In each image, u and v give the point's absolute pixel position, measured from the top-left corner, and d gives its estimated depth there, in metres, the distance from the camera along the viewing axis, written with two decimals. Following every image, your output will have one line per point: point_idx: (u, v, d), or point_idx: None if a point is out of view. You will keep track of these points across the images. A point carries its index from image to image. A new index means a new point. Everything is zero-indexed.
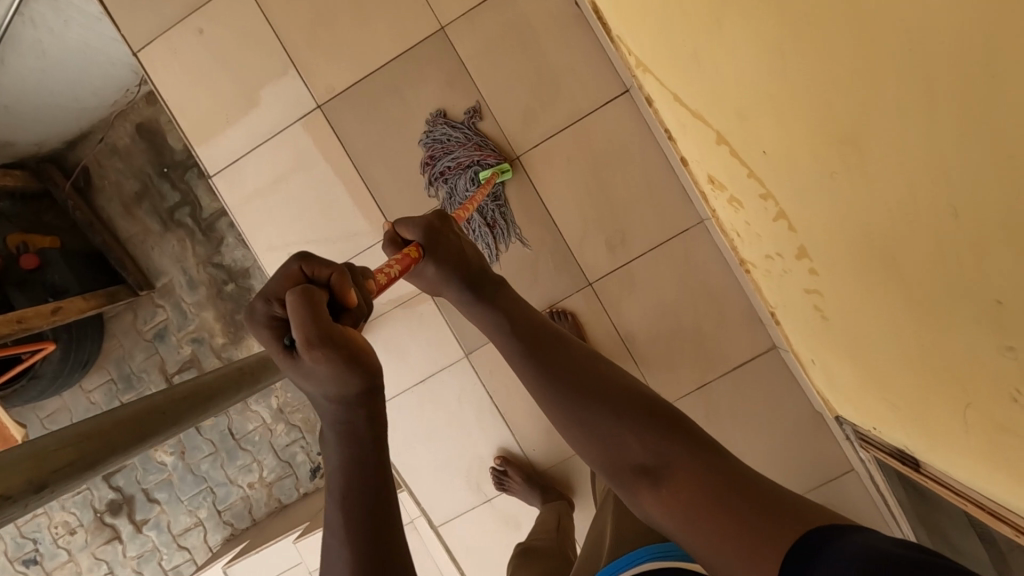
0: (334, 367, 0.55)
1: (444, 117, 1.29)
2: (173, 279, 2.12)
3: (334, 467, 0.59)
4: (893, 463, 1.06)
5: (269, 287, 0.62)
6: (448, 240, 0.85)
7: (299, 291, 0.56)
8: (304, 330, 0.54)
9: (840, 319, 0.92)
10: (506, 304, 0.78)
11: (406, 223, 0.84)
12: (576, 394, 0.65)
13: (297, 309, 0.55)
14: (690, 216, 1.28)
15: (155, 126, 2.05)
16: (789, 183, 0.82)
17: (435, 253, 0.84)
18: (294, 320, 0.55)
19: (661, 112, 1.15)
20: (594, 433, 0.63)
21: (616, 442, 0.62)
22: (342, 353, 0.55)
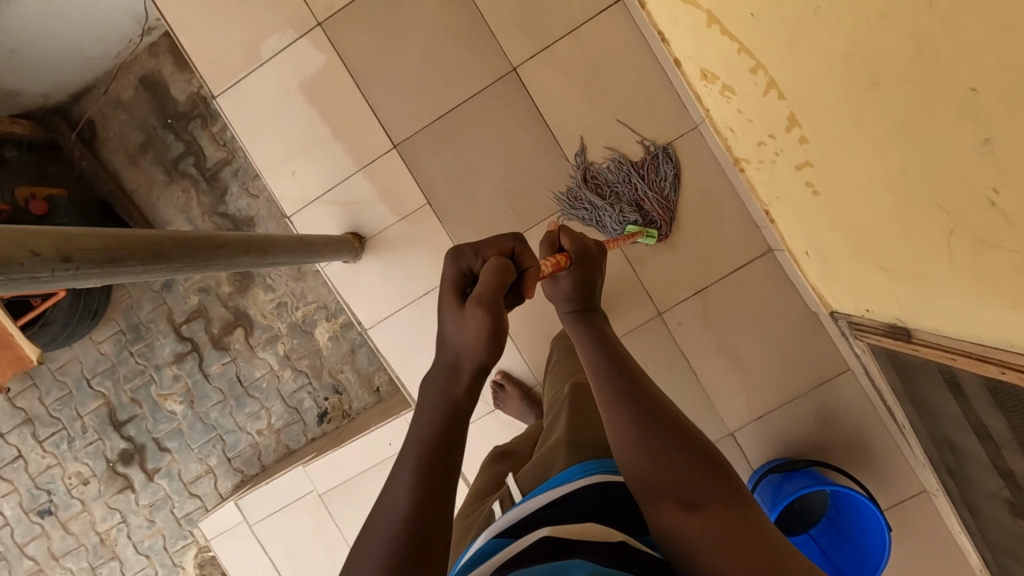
0: (479, 329, 0.66)
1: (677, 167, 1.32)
2: (179, 229, 2.15)
3: (430, 403, 0.66)
4: (886, 342, 1.08)
5: (482, 245, 0.75)
6: (595, 272, 0.93)
7: (499, 266, 0.70)
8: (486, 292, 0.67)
9: (831, 186, 0.94)
10: (603, 336, 0.86)
11: (571, 233, 0.93)
12: (646, 420, 0.73)
13: (491, 276, 0.69)
14: (684, 122, 1.31)
15: (158, 78, 2.09)
16: (775, 40, 0.85)
17: (580, 270, 0.91)
18: (483, 279, 0.68)
19: (653, 11, 1.18)
20: (650, 453, 0.70)
21: (666, 466, 0.68)
22: (494, 324, 0.66)
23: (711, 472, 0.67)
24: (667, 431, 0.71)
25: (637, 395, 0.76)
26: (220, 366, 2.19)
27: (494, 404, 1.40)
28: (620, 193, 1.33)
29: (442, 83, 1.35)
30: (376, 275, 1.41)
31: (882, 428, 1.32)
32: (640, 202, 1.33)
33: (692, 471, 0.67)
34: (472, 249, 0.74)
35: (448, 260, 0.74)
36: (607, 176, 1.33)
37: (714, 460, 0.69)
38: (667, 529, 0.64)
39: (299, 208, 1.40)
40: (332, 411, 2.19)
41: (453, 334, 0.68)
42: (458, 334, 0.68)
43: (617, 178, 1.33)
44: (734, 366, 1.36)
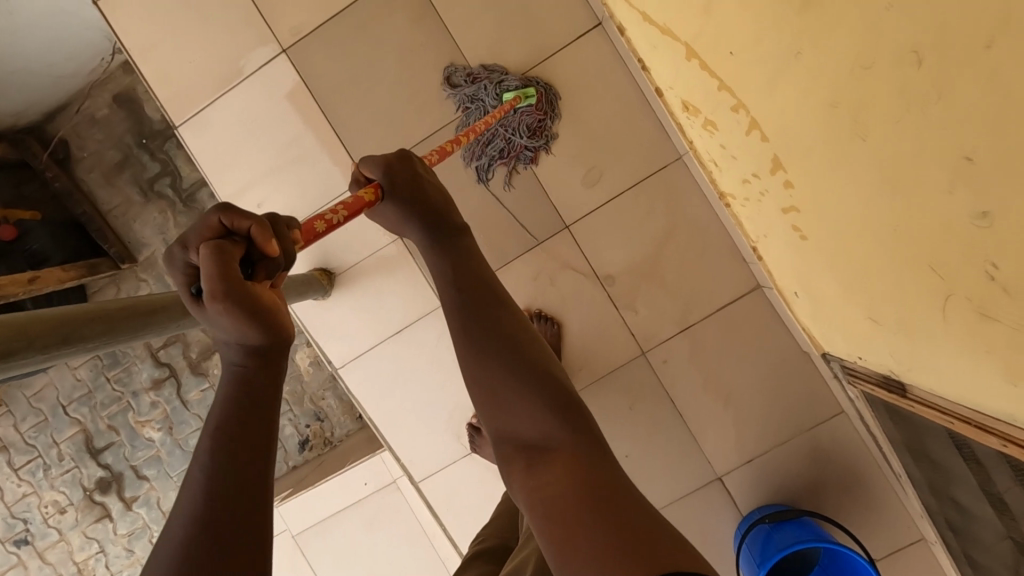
0: (233, 321, 0.53)
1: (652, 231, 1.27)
2: (155, 251, 2.09)
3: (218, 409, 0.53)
4: (880, 393, 1.02)
5: (188, 233, 0.58)
6: (413, 183, 0.77)
7: (211, 248, 0.54)
8: (211, 281, 0.52)
9: (819, 233, 0.88)
10: (459, 252, 0.73)
11: (364, 160, 0.78)
12: (494, 364, 0.62)
13: (207, 263, 0.53)
14: (668, 152, 1.24)
15: (132, 96, 2.03)
16: (757, 80, 0.78)
17: (393, 189, 0.76)
18: (203, 273, 0.53)
19: (633, 38, 1.11)
20: (501, 403, 0.60)
21: (518, 418, 0.59)
22: (250, 310, 0.53)
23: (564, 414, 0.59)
24: (519, 371, 0.60)
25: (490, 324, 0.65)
26: (199, 392, 2.14)
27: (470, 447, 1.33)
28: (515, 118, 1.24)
29: (415, 110, 1.28)
30: (348, 312, 1.35)
31: (878, 474, 1.25)
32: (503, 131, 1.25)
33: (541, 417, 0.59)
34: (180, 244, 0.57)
35: (166, 271, 0.58)
36: (539, 113, 1.23)
37: (572, 401, 0.60)
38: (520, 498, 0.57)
39: None
40: (313, 439, 2.10)
41: (220, 341, 0.55)
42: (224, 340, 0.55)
43: (536, 121, 1.23)
44: (723, 406, 1.29)
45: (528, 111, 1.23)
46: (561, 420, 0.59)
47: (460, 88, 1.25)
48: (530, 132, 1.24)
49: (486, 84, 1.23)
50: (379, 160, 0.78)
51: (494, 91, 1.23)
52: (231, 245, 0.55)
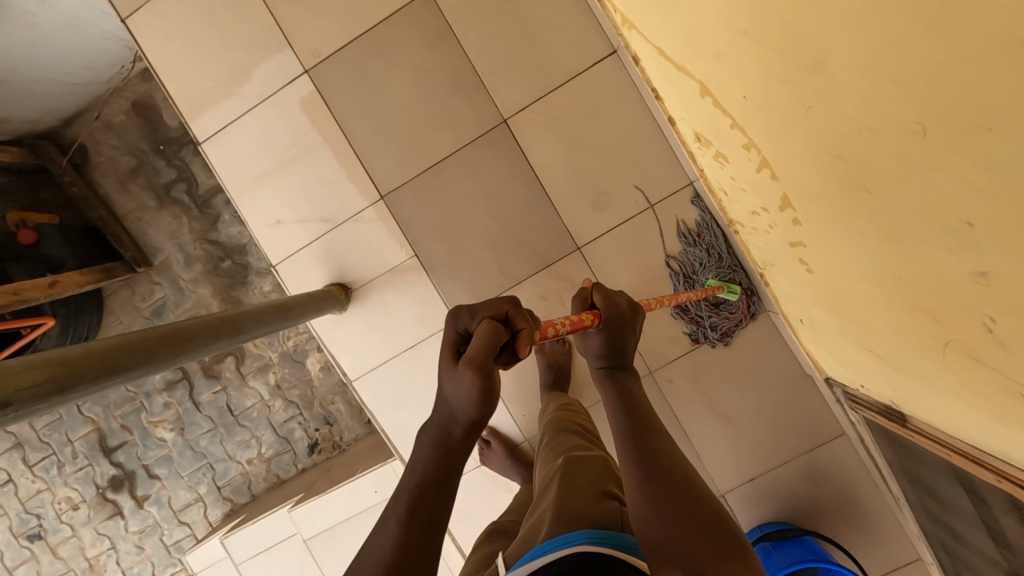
0: (470, 390, 0.67)
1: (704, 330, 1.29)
2: (170, 255, 2.13)
3: (424, 457, 0.73)
4: (881, 421, 1.05)
5: (478, 305, 0.74)
6: (622, 332, 0.96)
7: (491, 326, 0.69)
8: (475, 349, 0.67)
9: (824, 269, 0.91)
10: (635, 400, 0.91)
11: (601, 295, 0.98)
12: (660, 482, 0.73)
13: (482, 336, 0.68)
14: (679, 177, 1.27)
15: (150, 103, 2.06)
16: (769, 125, 0.81)
17: (607, 329, 0.95)
18: (475, 340, 0.68)
19: (647, 69, 1.14)
20: (663, 517, 0.68)
21: (678, 529, 0.67)
22: (484, 390, 0.66)
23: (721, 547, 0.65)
24: (683, 498, 0.71)
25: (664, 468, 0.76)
26: (210, 394, 2.18)
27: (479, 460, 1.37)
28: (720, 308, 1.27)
29: (432, 133, 1.31)
30: (362, 326, 1.38)
31: (877, 496, 1.28)
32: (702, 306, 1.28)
33: (702, 544, 0.65)
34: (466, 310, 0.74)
35: (447, 321, 0.74)
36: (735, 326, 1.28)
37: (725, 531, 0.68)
38: None
39: (285, 257, 1.37)
40: (322, 443, 2.17)
41: (451, 394, 0.69)
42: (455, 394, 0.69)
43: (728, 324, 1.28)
44: (725, 424, 1.32)
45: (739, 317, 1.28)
46: (720, 555, 0.64)
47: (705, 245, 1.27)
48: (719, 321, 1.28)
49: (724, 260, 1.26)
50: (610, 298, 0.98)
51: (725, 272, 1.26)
52: (502, 331, 0.70)
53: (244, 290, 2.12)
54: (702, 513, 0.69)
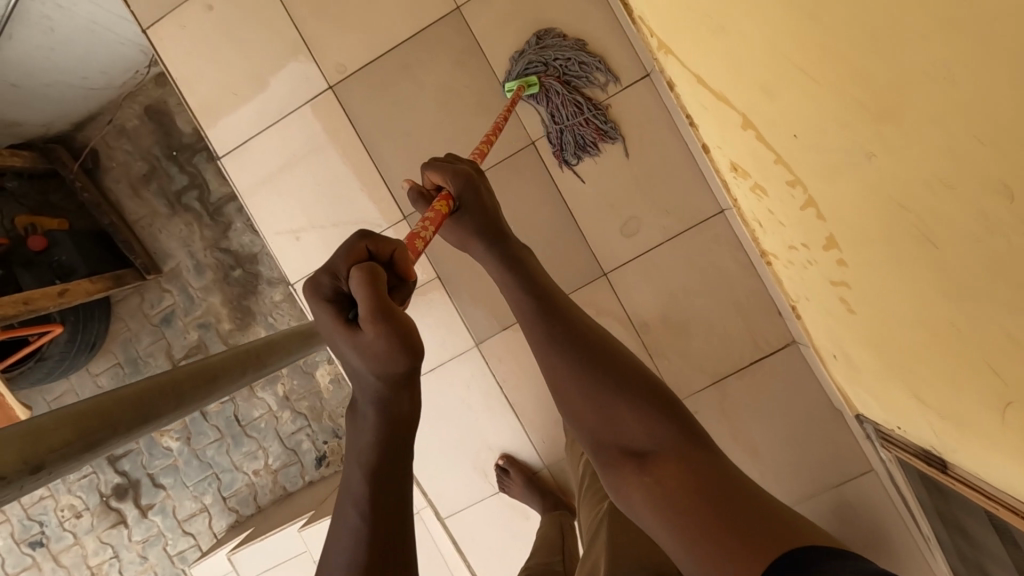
0: (389, 345, 0.55)
1: (573, 147, 1.26)
2: (181, 263, 2.10)
3: (368, 441, 0.61)
4: (918, 464, 1.02)
5: (332, 260, 0.61)
6: (482, 200, 0.92)
7: (363, 272, 0.56)
8: (365, 306, 0.54)
9: (868, 311, 0.88)
10: (521, 265, 0.87)
11: (440, 172, 0.92)
12: (587, 371, 0.72)
13: (360, 289, 0.56)
14: (710, 204, 1.25)
15: (163, 108, 2.03)
16: (821, 165, 0.78)
17: (467, 205, 0.92)
18: (358, 296, 0.56)
19: (683, 96, 1.12)
20: (611, 419, 0.70)
21: (620, 426, 0.70)
22: (404, 338, 0.55)
23: (674, 424, 0.69)
24: (616, 384, 0.71)
25: (585, 341, 0.75)
26: (218, 404, 2.15)
27: (499, 488, 1.35)
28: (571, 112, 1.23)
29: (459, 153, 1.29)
30: None
31: (907, 536, 1.25)
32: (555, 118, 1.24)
33: (653, 426, 0.68)
34: (318, 280, 0.60)
35: (308, 300, 0.60)
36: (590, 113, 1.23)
37: (671, 406, 0.70)
38: (634, 491, 0.67)
39: (304, 275, 1.35)
40: (330, 455, 2.12)
41: (369, 367, 0.57)
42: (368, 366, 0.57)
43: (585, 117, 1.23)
44: (752, 457, 1.29)
45: (599, 122, 1.24)
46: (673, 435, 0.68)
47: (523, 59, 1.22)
48: (584, 140, 1.25)
49: (536, 62, 1.22)
50: (455, 174, 0.92)
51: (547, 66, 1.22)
52: (378, 268, 0.58)
53: (254, 299, 2.09)
54: (638, 386, 0.71)
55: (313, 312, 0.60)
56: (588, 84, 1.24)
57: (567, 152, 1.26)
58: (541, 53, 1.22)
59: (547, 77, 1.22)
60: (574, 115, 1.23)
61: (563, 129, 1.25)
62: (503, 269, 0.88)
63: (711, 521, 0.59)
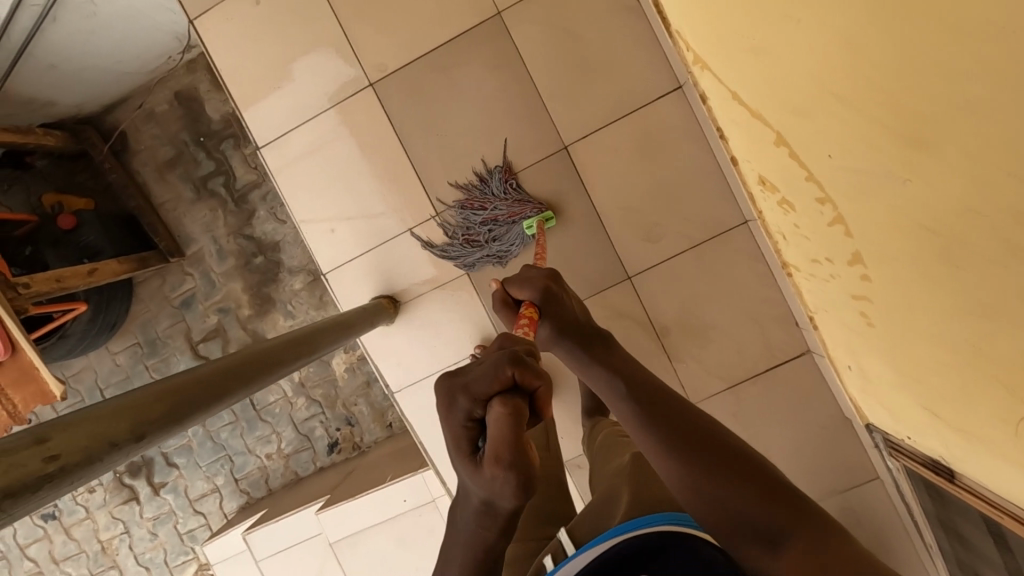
0: (511, 492, 0.49)
1: (499, 180, 1.32)
2: (203, 248, 2.14)
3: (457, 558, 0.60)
4: (926, 473, 1.07)
5: (471, 377, 0.53)
6: (563, 308, 0.95)
7: (507, 411, 0.50)
8: (499, 445, 0.49)
9: (888, 325, 0.92)
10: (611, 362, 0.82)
11: (518, 282, 1.00)
12: (691, 459, 0.65)
13: (500, 423, 0.50)
14: (734, 215, 1.29)
15: (193, 95, 2.07)
16: (853, 185, 0.82)
17: (551, 312, 0.94)
18: (492, 433, 0.50)
19: (715, 109, 1.16)
20: (726, 505, 0.62)
21: (734, 508, 0.61)
22: (526, 489, 0.49)
23: (794, 503, 0.60)
24: (722, 468, 0.64)
25: (671, 415, 0.71)
26: None
27: None
28: (495, 209, 1.32)
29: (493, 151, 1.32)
30: (410, 341, 1.41)
31: (908, 543, 1.29)
32: (512, 203, 1.31)
33: (753, 499, 0.61)
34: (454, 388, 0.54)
35: (442, 414, 0.55)
36: (471, 207, 1.33)
37: (781, 485, 0.62)
38: None
39: (335, 266, 1.39)
40: (342, 443, 2.16)
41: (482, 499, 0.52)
42: (483, 496, 0.52)
43: (480, 207, 1.33)
44: None
45: (464, 206, 1.34)
46: (778, 508, 0.60)
47: (505, 250, 1.33)
48: (481, 190, 1.33)
49: (482, 249, 1.33)
50: (532, 282, 0.99)
51: (476, 246, 1.34)
52: (522, 403, 0.51)
53: (274, 287, 2.13)
54: (729, 457, 0.65)
55: (442, 420, 0.55)
56: (459, 226, 1.35)
57: (500, 181, 1.31)
58: (466, 250, 1.35)
59: (507, 224, 1.32)
60: (485, 210, 1.32)
61: (499, 198, 1.32)
62: (591, 361, 0.84)
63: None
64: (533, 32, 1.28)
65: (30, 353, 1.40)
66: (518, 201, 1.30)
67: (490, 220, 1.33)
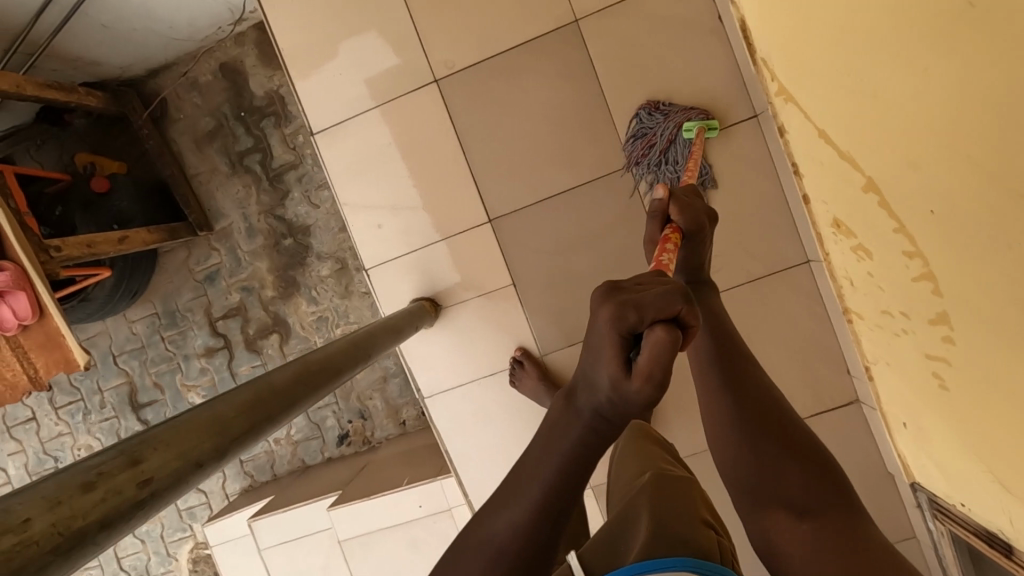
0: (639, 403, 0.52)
1: (644, 114, 1.23)
2: (233, 223, 2.10)
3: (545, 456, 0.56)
4: (977, 543, 1.02)
5: (645, 297, 0.53)
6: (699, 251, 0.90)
7: (668, 336, 0.50)
8: (653, 367, 0.50)
9: (964, 392, 0.88)
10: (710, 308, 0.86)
11: (684, 206, 0.89)
12: (751, 418, 0.74)
13: (658, 346, 0.50)
14: (796, 254, 1.25)
15: (239, 68, 2.02)
16: (955, 246, 0.78)
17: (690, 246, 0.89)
18: (649, 348, 0.50)
19: (793, 145, 1.12)
20: (766, 464, 0.71)
21: (769, 468, 0.71)
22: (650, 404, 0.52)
23: (828, 482, 0.69)
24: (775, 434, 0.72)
25: (737, 380, 0.77)
26: (249, 368, 2.15)
27: (511, 382, 1.34)
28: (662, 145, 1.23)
29: (555, 162, 1.29)
30: (447, 345, 1.38)
31: None
32: (672, 126, 1.20)
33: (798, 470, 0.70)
34: (615, 299, 0.53)
35: (598, 316, 0.53)
36: (642, 162, 1.25)
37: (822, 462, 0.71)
38: (780, 536, 0.67)
39: (379, 262, 1.36)
40: (353, 435, 2.12)
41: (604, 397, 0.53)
42: (607, 400, 0.53)
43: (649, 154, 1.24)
44: None
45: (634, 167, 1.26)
46: (818, 483, 0.68)
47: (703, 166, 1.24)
48: (637, 140, 1.24)
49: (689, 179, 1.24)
50: (695, 214, 0.89)
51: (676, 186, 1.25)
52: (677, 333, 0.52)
53: (301, 271, 2.09)
54: (784, 431, 0.73)
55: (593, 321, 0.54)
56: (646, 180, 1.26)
57: (645, 116, 1.23)
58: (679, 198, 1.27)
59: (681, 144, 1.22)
60: (653, 154, 1.23)
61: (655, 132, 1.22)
62: None
63: (850, 555, 0.59)
64: (609, 45, 1.24)
65: (58, 319, 1.36)
66: (672, 118, 1.21)
67: (669, 153, 1.23)
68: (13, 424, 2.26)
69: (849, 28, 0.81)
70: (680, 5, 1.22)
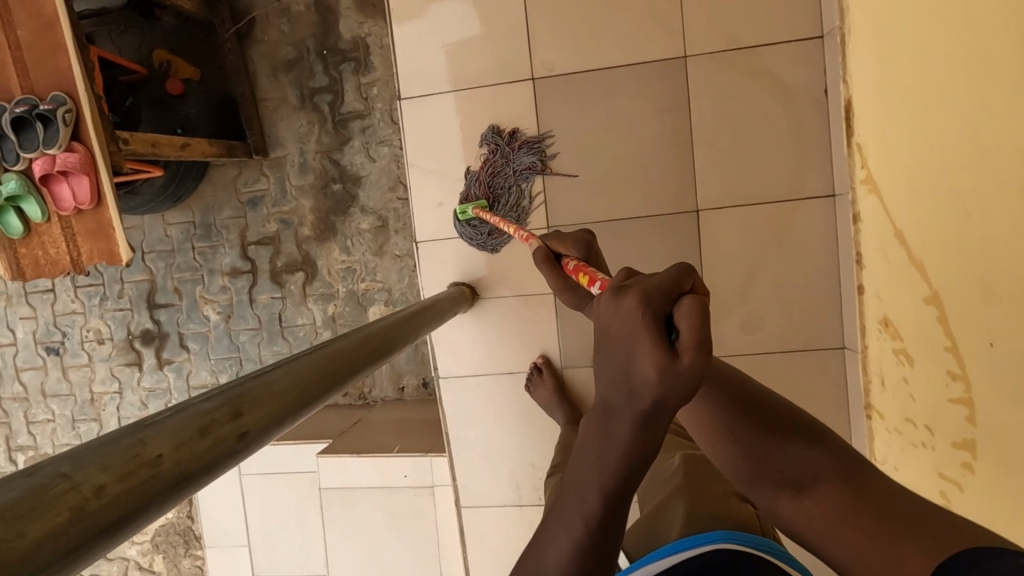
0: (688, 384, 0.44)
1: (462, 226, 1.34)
2: (289, 155, 2.12)
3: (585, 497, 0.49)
4: None
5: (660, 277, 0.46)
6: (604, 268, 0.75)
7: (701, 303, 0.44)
8: (697, 335, 0.42)
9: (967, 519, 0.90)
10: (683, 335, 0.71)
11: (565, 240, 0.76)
12: (733, 412, 0.64)
13: (692, 314, 0.43)
14: (835, 338, 1.27)
15: (333, 6, 2.02)
16: (1002, 383, 0.80)
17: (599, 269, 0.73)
18: (685, 320, 0.43)
19: (864, 235, 1.14)
20: (761, 454, 0.62)
21: (762, 459, 0.62)
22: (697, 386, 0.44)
23: (826, 452, 0.61)
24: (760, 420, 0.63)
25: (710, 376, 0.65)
26: (268, 298, 2.19)
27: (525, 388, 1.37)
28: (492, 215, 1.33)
29: (626, 188, 1.30)
30: (474, 334, 1.40)
31: None
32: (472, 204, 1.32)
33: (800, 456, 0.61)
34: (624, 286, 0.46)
35: (618, 300, 0.46)
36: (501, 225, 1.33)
37: (816, 435, 0.63)
38: (794, 521, 0.60)
39: (430, 238, 1.38)
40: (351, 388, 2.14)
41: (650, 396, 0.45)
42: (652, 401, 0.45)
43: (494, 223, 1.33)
44: None
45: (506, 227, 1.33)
46: (819, 455, 0.61)
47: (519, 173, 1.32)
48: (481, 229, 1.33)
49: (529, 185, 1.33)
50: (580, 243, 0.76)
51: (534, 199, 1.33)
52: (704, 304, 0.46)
53: (342, 218, 2.12)
54: (764, 413, 0.64)
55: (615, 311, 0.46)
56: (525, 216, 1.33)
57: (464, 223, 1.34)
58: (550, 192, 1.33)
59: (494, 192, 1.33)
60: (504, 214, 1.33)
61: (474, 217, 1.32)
62: None
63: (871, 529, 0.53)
64: (707, 89, 1.25)
65: (111, 211, 1.39)
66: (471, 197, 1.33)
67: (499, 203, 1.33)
68: (30, 290, 2.30)
69: (958, 148, 0.82)
70: (790, 68, 1.22)
